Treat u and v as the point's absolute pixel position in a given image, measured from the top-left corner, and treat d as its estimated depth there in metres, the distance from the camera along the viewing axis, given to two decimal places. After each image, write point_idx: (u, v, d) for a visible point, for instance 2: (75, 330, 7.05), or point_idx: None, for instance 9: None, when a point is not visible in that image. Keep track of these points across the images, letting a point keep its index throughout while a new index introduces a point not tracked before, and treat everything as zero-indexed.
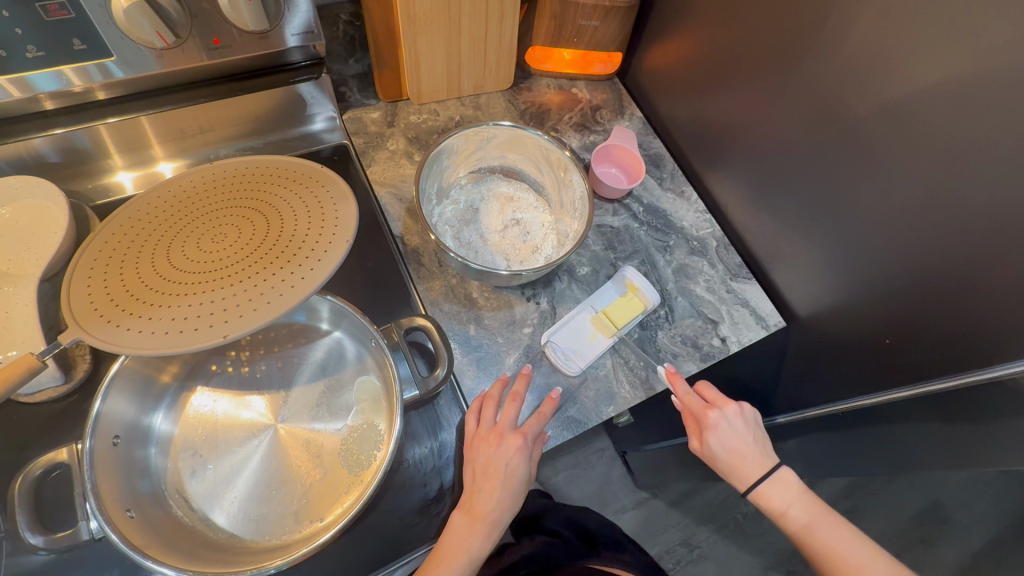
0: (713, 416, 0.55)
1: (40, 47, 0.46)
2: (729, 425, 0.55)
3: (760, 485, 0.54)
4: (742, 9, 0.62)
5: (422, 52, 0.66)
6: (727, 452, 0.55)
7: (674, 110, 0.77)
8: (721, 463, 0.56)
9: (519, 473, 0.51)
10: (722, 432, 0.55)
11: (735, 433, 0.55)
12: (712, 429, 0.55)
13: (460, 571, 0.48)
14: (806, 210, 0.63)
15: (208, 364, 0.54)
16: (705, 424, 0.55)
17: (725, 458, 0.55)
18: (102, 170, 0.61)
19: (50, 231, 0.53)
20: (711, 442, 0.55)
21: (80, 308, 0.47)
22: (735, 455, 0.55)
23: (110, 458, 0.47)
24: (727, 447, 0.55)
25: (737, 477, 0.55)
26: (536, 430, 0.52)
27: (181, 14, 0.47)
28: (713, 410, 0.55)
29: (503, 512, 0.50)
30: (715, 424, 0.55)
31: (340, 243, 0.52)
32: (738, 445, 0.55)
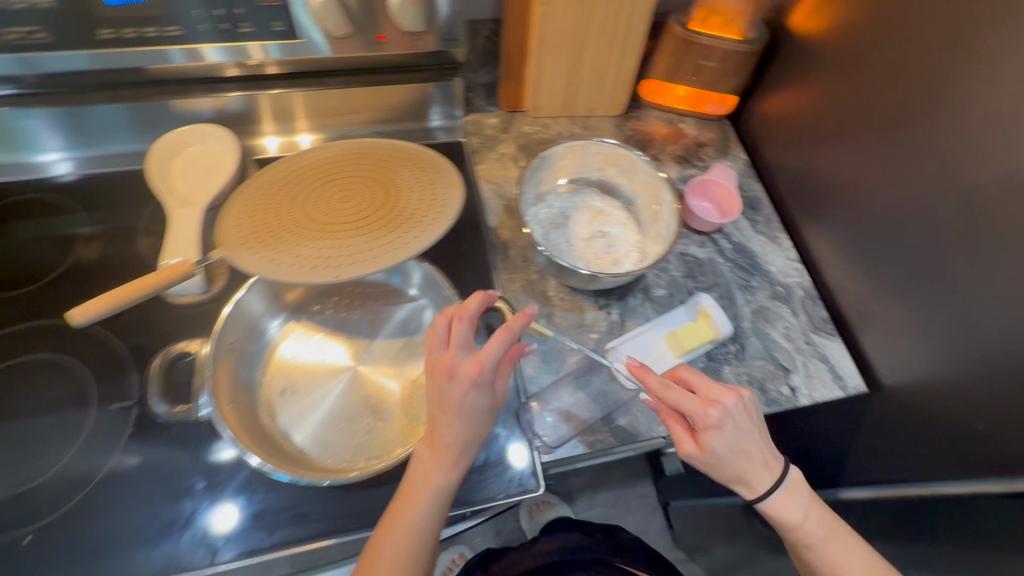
0: (711, 415, 0.47)
1: (249, 25, 0.57)
2: (732, 424, 0.47)
3: (777, 486, 0.49)
4: (868, 65, 0.62)
5: (545, 70, 0.72)
6: (732, 454, 0.47)
7: (781, 158, 0.77)
8: (729, 466, 0.48)
9: (474, 402, 0.46)
10: (727, 431, 0.47)
11: (739, 430, 0.47)
12: (716, 430, 0.47)
13: (431, 505, 0.47)
14: (906, 275, 0.60)
15: (312, 304, 0.62)
16: (706, 425, 0.47)
17: (731, 461, 0.47)
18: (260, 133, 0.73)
19: (220, 171, 0.65)
20: (717, 446, 0.47)
21: (230, 234, 0.57)
22: (741, 456, 0.47)
23: (226, 359, 0.55)
24: (733, 448, 0.47)
25: (747, 483, 0.49)
26: (496, 351, 0.46)
27: (359, 10, 0.57)
28: (710, 406, 0.47)
29: (465, 441, 0.48)
30: (719, 425, 0.47)
31: (444, 219, 0.59)
32: (743, 445, 0.47)
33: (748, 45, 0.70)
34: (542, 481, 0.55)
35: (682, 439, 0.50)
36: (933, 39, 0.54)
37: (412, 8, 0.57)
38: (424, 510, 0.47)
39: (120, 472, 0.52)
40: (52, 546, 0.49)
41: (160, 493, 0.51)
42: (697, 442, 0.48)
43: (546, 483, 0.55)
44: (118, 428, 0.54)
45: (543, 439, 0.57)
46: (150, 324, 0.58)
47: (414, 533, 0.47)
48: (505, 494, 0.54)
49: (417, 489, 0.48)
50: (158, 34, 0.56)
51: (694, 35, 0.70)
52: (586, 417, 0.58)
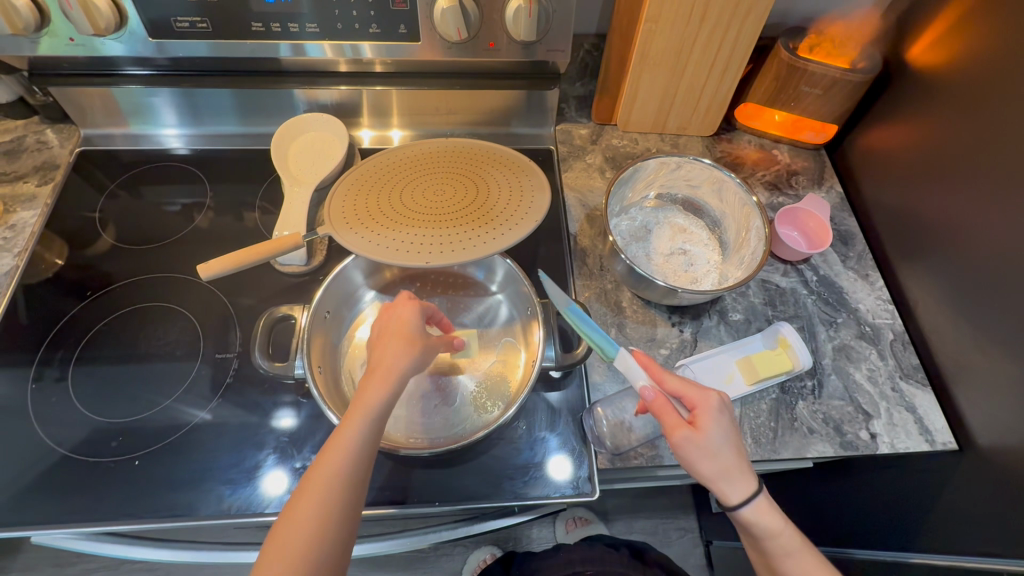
0: (712, 397, 0.46)
1: (376, 27, 0.62)
2: (727, 412, 0.46)
3: (761, 496, 0.45)
4: (997, 103, 0.58)
5: (642, 86, 0.74)
6: (725, 445, 0.45)
7: (880, 194, 0.74)
8: (719, 462, 0.44)
9: (414, 322, 0.49)
10: (723, 418, 0.46)
11: (732, 428, 0.46)
12: (714, 413, 0.46)
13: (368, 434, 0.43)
14: (1019, 331, 0.55)
15: (397, 288, 0.66)
16: (706, 406, 0.46)
17: (726, 451, 0.44)
18: (357, 126, 0.79)
19: (330, 156, 0.71)
20: (715, 429, 0.45)
21: (335, 214, 0.63)
22: (733, 447, 0.45)
23: (320, 326, 0.59)
24: (727, 435, 0.45)
25: (735, 483, 0.44)
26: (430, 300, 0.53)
27: (476, 19, 0.61)
28: (709, 391, 0.47)
29: (408, 365, 0.46)
30: (719, 410, 0.46)
31: (531, 220, 0.61)
32: (733, 439, 0.45)
33: (859, 74, 0.68)
34: (599, 489, 0.55)
35: (675, 426, 0.45)
36: None
37: (526, 18, 0.60)
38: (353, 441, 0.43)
39: (218, 414, 0.58)
40: (155, 471, 0.55)
41: (248, 438, 0.57)
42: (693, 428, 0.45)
43: (602, 491, 0.55)
44: (219, 377, 0.60)
45: (604, 447, 0.57)
46: (255, 287, 0.65)
47: (350, 460, 0.43)
48: (560, 494, 0.55)
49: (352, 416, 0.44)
50: (299, 30, 0.63)
51: (802, 61, 0.69)
52: (649, 432, 0.58)
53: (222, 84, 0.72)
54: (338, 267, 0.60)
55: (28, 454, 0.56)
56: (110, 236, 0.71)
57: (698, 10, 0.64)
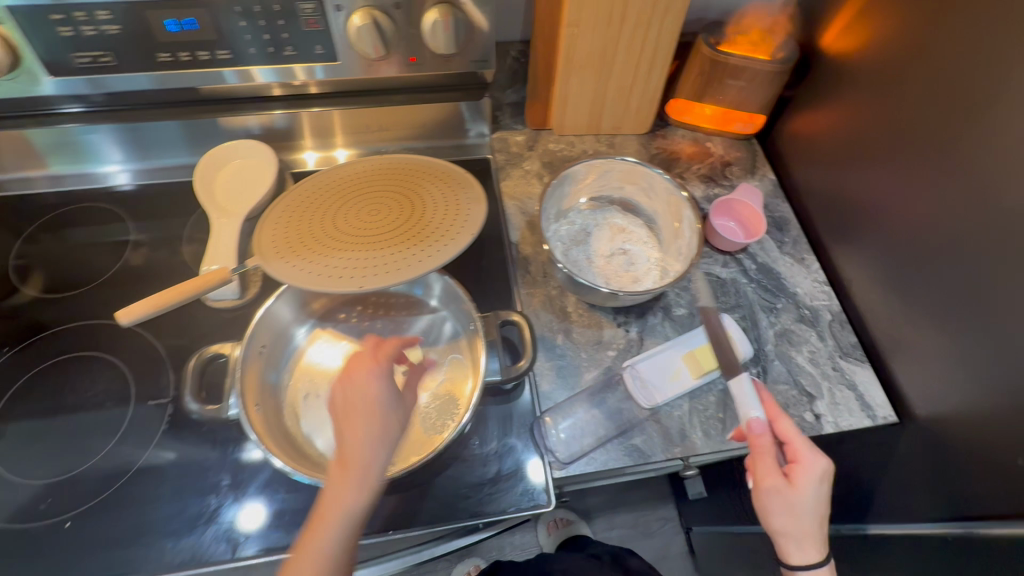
0: (821, 464, 0.50)
1: (291, 49, 0.61)
2: (823, 483, 0.50)
3: (824, 566, 0.49)
4: (905, 86, 0.61)
5: (572, 90, 0.74)
6: (811, 511, 0.49)
7: (810, 179, 0.76)
8: (797, 522, 0.49)
9: (381, 397, 0.49)
10: (820, 486, 0.50)
11: (821, 497, 0.50)
12: (813, 477, 0.50)
13: (341, 529, 0.45)
14: (946, 303, 0.57)
15: (338, 312, 0.65)
16: (809, 468, 0.50)
17: (806, 514, 0.49)
18: (297, 147, 0.77)
19: (259, 183, 0.69)
20: (807, 492, 0.49)
21: (265, 244, 0.61)
22: (816, 515, 0.49)
23: (256, 361, 0.57)
24: (816, 501, 0.49)
25: (802, 546, 0.50)
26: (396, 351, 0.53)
27: (393, 34, 0.60)
28: (820, 457, 0.50)
29: (378, 459, 0.47)
30: (816, 477, 0.50)
31: (467, 234, 0.61)
32: (821, 509, 0.50)
33: (779, 64, 0.69)
34: (554, 500, 0.55)
35: (767, 474, 0.50)
36: (977, 56, 0.53)
37: (443, 32, 0.59)
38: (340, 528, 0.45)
39: (157, 461, 0.55)
40: (91, 530, 0.52)
41: (187, 485, 0.54)
42: (788, 484, 0.49)
43: (558, 501, 0.55)
44: (153, 423, 0.57)
45: (556, 455, 0.57)
46: (187, 326, 0.62)
47: (333, 551, 0.45)
48: (516, 508, 0.55)
49: (328, 512, 0.45)
50: (210, 58, 0.60)
51: (722, 55, 0.70)
52: (600, 435, 0.58)
53: (140, 116, 0.69)
54: (269, 301, 0.59)
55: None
56: (32, 284, 0.67)
57: (616, 12, 0.65)
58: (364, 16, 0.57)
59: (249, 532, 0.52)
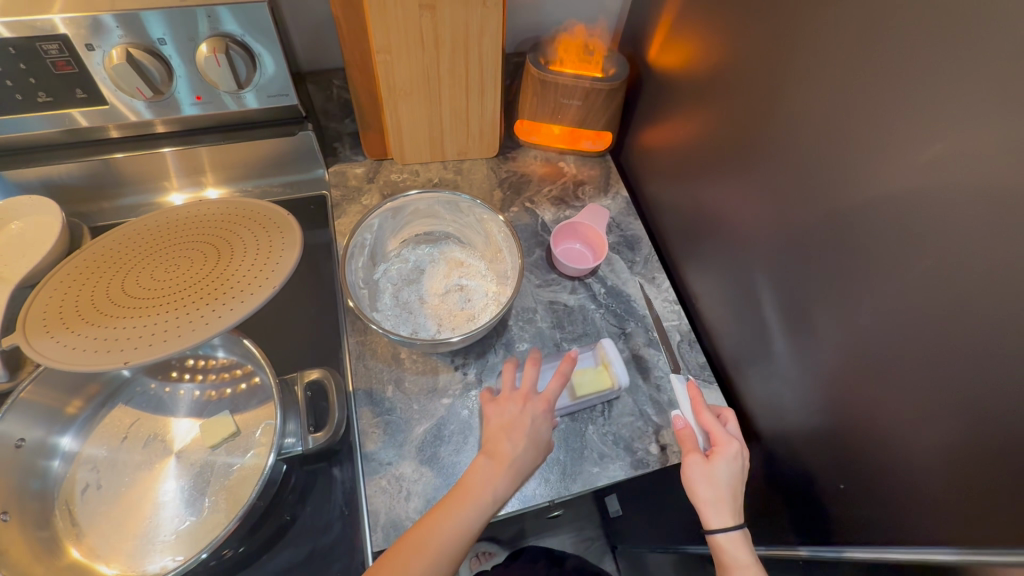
0: (734, 443, 0.51)
1: (45, 95, 0.56)
2: (739, 463, 0.51)
3: (739, 535, 0.48)
4: (713, 99, 0.59)
5: (402, 118, 0.70)
6: (728, 483, 0.50)
7: (659, 195, 0.74)
8: (711, 489, 0.49)
9: (547, 420, 0.51)
10: (736, 464, 0.51)
11: (735, 475, 0.50)
12: (730, 452, 0.51)
13: (480, 513, 0.45)
14: (770, 318, 0.56)
15: (134, 384, 0.58)
16: (726, 446, 0.51)
17: (720, 486, 0.49)
18: (123, 197, 0.70)
19: (42, 243, 0.61)
20: (722, 466, 0.50)
21: (32, 317, 0.52)
22: (730, 489, 0.50)
23: (8, 460, 0.50)
24: (730, 476, 0.50)
25: (718, 513, 0.49)
26: (558, 391, 0.52)
27: (162, 74, 0.55)
28: (734, 441, 0.52)
29: (527, 463, 0.48)
30: (731, 454, 0.51)
31: (268, 286, 0.54)
32: (737, 485, 0.50)
33: (604, 82, 0.68)
34: None
35: (688, 451, 0.52)
36: (759, 70, 0.52)
37: (217, 67, 0.55)
38: (478, 510, 0.45)
39: None
40: None
41: None
42: (704, 459, 0.51)
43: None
44: None
45: None
46: None
47: (460, 540, 0.44)
48: None
49: (467, 498, 0.46)
50: None
51: (548, 75, 0.68)
52: (426, 496, 0.52)
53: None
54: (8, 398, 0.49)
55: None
56: None
57: (426, 36, 0.61)
58: (120, 54, 0.52)
59: None
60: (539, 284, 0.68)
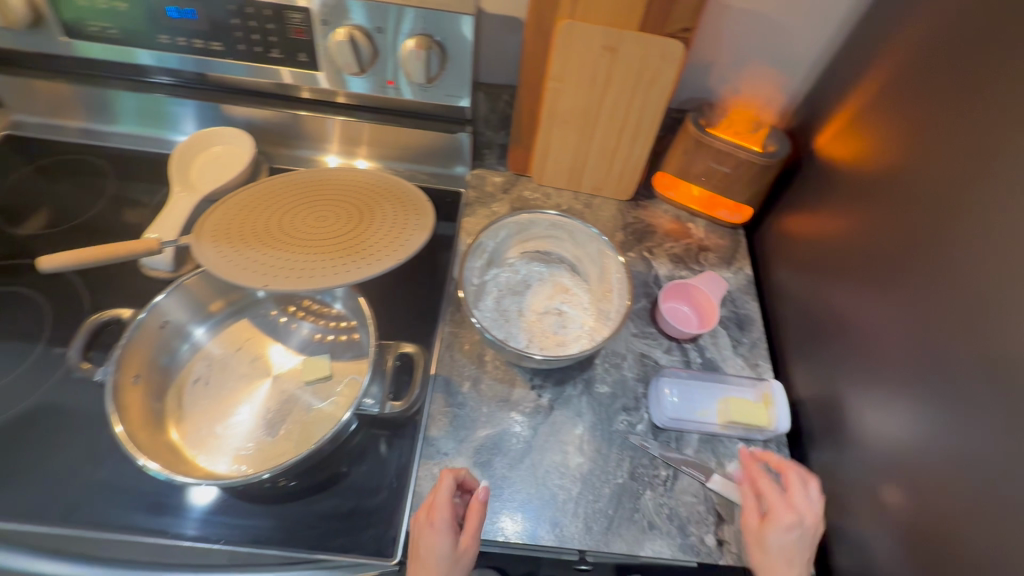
0: (793, 514, 0.49)
1: (278, 53, 0.65)
2: (799, 533, 0.48)
3: None
4: (875, 204, 0.56)
5: (552, 142, 0.73)
6: (787, 552, 0.48)
7: (785, 284, 0.70)
8: (763, 557, 0.48)
9: (435, 547, 0.46)
10: (795, 533, 0.48)
11: (793, 545, 0.48)
12: (786, 520, 0.49)
13: None
14: (879, 449, 0.50)
15: (259, 307, 0.65)
16: (781, 515, 0.49)
17: (774, 554, 0.48)
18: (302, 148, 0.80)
19: (231, 169, 0.72)
20: (775, 534, 0.48)
21: (207, 228, 0.62)
22: (786, 559, 0.47)
23: (152, 334, 0.58)
24: (784, 546, 0.48)
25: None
26: (447, 509, 0.48)
27: (370, 55, 0.63)
28: (791, 511, 0.49)
29: None
30: (786, 524, 0.48)
31: (392, 258, 0.59)
32: (798, 554, 0.48)
33: (763, 158, 0.67)
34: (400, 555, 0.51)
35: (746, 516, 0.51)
36: (940, 187, 0.48)
37: (416, 60, 0.62)
38: None
39: (42, 405, 0.57)
40: None
41: (59, 444, 0.55)
42: (757, 521, 0.50)
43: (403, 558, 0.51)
44: (53, 371, 0.59)
45: None
46: (122, 289, 0.65)
47: None
48: (354, 556, 0.51)
49: None
50: (203, 47, 0.66)
51: (708, 138, 0.68)
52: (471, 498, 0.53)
53: (130, 88, 0.72)
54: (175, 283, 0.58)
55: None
56: (32, 222, 0.72)
57: (598, 74, 0.65)
58: (344, 33, 0.60)
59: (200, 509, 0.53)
60: (636, 333, 0.67)
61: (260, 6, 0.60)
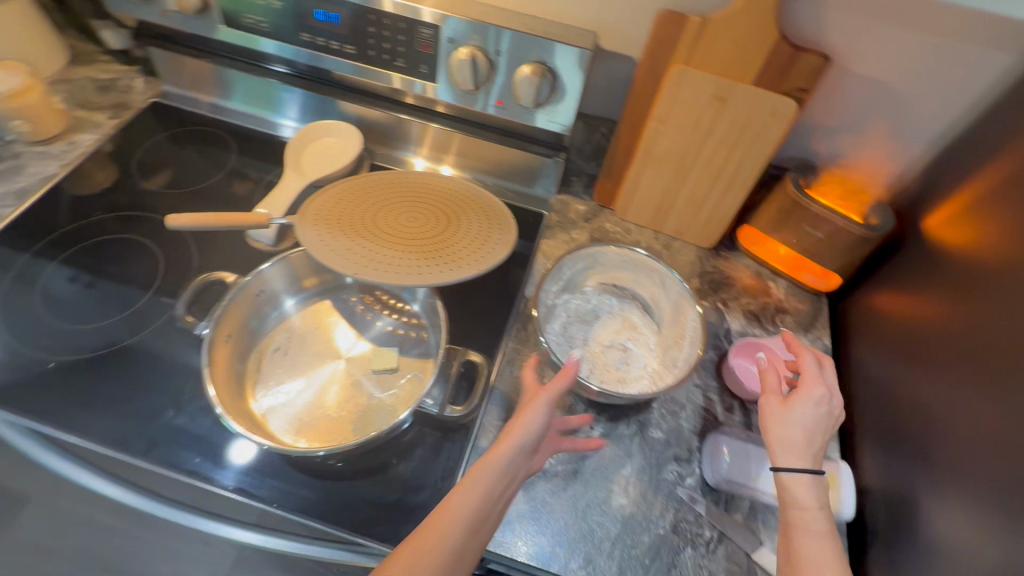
0: (820, 390, 0.51)
1: (402, 62, 0.70)
2: (827, 403, 0.51)
3: (805, 477, 0.48)
4: (985, 298, 0.52)
5: (642, 181, 0.73)
6: (806, 429, 0.50)
7: (869, 364, 0.66)
8: (783, 429, 0.50)
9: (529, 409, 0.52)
10: (819, 407, 0.51)
11: (813, 416, 0.50)
12: (812, 394, 0.51)
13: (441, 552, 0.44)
14: (952, 563, 0.46)
15: (340, 293, 0.69)
16: (809, 389, 0.51)
17: (795, 428, 0.50)
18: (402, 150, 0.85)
19: (338, 161, 0.77)
20: (802, 405, 0.51)
21: (310, 210, 0.67)
22: (806, 433, 0.50)
23: (249, 299, 0.64)
24: (805, 422, 0.50)
25: (790, 455, 0.49)
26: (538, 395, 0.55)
27: (487, 74, 0.66)
28: (821, 386, 0.52)
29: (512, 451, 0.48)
30: (818, 395, 0.51)
31: (471, 268, 0.62)
32: (813, 433, 0.50)
33: (862, 229, 0.64)
34: None
35: (772, 389, 0.53)
36: None
37: (529, 85, 0.64)
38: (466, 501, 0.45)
39: (143, 345, 0.64)
40: (64, 377, 0.60)
41: (150, 383, 0.61)
42: (781, 400, 0.52)
43: None
44: (156, 318, 0.66)
45: None
46: (227, 254, 0.71)
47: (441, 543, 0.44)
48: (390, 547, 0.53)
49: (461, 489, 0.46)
50: (336, 48, 0.71)
51: (805, 199, 0.67)
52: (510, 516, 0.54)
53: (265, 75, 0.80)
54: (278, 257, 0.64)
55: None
56: (159, 179, 0.81)
57: (702, 122, 0.65)
58: (467, 51, 0.64)
59: (237, 466, 0.56)
60: (698, 384, 0.65)
61: (396, 18, 0.65)
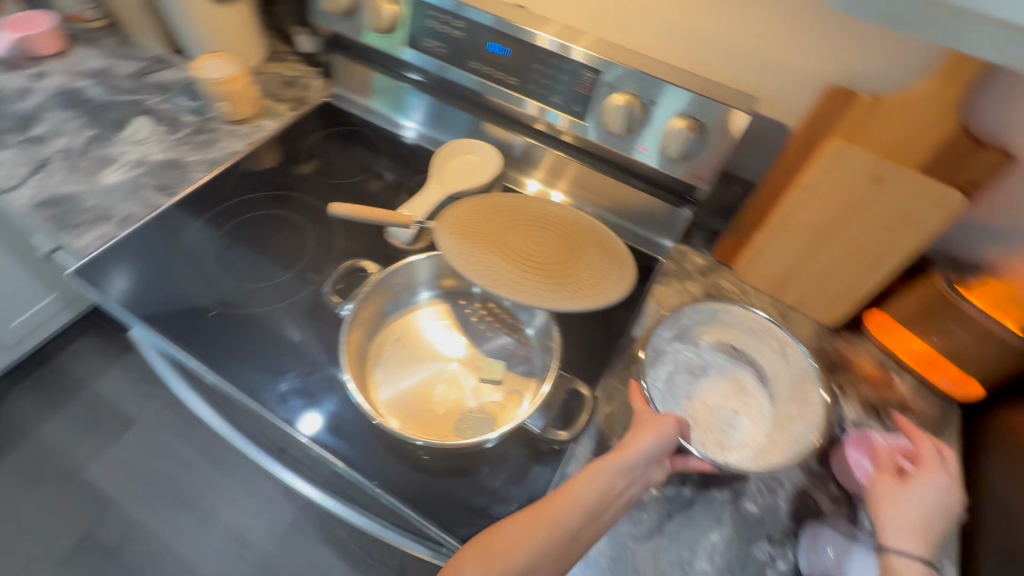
0: (941, 479, 0.54)
1: (558, 99, 0.74)
2: (938, 497, 0.53)
3: (918, 562, 0.49)
4: None
5: (769, 245, 0.72)
6: (924, 514, 0.52)
7: (1003, 488, 0.60)
8: (897, 508, 0.52)
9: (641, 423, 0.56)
10: (937, 494, 0.53)
11: (930, 502, 0.52)
12: (932, 483, 0.54)
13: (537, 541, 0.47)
14: None
15: (458, 298, 0.74)
16: (929, 477, 0.54)
17: (911, 508, 0.52)
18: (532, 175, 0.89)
19: (478, 178, 0.83)
20: (920, 491, 0.53)
21: (449, 218, 0.72)
22: (923, 517, 0.51)
23: (384, 290, 0.71)
24: (921, 506, 0.52)
25: (901, 533, 0.50)
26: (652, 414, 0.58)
27: (638, 120, 0.69)
28: (944, 477, 0.54)
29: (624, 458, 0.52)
30: (934, 482, 0.54)
31: (590, 300, 0.64)
32: (931, 518, 0.52)
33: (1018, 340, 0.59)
34: None
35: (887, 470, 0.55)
36: None
37: (679, 138, 0.67)
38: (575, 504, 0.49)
39: (286, 311, 0.72)
40: (219, 327, 0.70)
41: (286, 346, 0.68)
42: (897, 482, 0.54)
43: None
44: (300, 290, 0.74)
45: None
46: (366, 244, 0.79)
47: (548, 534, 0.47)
48: None
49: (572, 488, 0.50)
50: (499, 78, 0.77)
51: (956, 297, 0.62)
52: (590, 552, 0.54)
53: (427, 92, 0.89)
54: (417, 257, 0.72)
55: (151, 278, 0.73)
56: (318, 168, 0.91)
57: (850, 200, 0.62)
58: (624, 98, 0.68)
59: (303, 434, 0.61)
60: (802, 465, 0.62)
61: (563, 59, 0.70)
